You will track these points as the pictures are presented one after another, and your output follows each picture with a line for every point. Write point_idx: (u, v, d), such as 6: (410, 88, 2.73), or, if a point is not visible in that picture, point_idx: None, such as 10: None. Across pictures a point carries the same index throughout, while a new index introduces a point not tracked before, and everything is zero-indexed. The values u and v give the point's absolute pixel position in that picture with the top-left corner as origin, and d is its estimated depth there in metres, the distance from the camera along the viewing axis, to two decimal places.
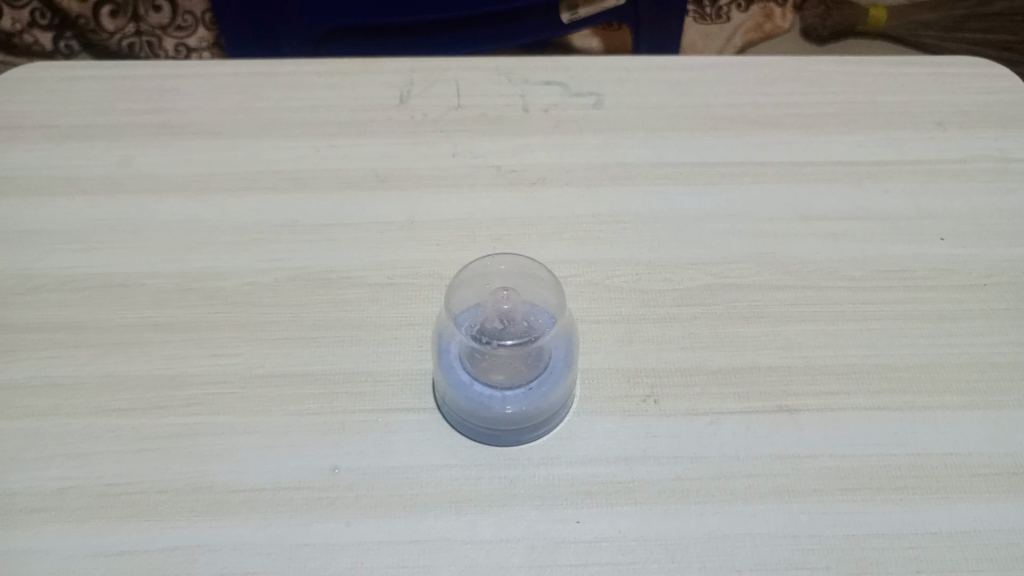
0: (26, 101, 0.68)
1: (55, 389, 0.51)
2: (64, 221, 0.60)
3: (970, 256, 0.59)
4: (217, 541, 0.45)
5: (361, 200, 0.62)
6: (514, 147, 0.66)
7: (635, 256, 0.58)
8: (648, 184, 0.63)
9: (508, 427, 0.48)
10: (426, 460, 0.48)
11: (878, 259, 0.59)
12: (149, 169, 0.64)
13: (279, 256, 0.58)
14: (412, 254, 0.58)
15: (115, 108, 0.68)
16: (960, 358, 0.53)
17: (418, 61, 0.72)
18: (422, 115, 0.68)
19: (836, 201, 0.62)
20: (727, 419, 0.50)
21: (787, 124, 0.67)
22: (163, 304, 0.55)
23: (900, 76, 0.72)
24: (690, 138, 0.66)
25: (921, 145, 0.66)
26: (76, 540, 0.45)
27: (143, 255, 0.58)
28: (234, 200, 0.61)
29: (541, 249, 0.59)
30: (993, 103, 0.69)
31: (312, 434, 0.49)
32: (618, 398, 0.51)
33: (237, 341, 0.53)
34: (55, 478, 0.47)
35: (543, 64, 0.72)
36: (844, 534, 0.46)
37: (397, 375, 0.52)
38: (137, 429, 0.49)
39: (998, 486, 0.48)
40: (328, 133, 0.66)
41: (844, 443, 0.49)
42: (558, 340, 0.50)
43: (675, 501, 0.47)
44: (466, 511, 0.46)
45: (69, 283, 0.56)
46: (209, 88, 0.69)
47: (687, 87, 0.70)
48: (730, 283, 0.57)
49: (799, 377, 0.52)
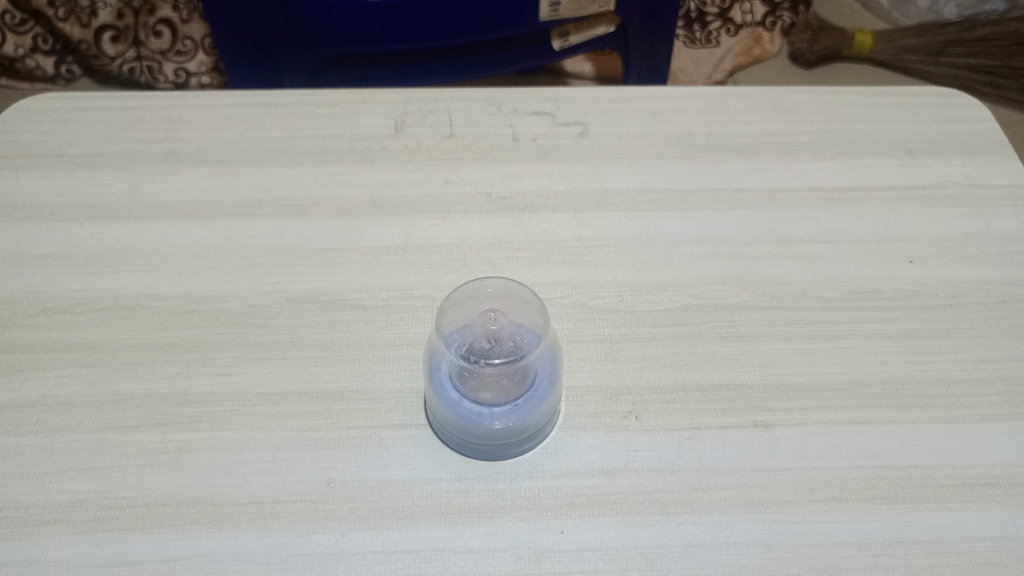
0: (36, 130, 0.71)
1: (65, 406, 0.53)
2: (73, 246, 0.63)
3: (937, 278, 0.62)
4: (220, 550, 0.47)
5: (357, 225, 0.64)
6: (505, 174, 0.69)
7: (618, 279, 0.61)
8: (631, 210, 0.66)
9: (497, 441, 0.50)
10: (418, 473, 0.51)
11: (849, 280, 0.62)
12: (155, 194, 0.67)
13: (279, 279, 0.61)
14: (406, 277, 0.61)
15: (123, 136, 0.71)
16: (926, 374, 0.56)
17: (412, 91, 0.75)
18: (416, 144, 0.71)
19: (810, 226, 0.65)
20: (704, 434, 0.53)
21: (765, 152, 0.71)
22: (168, 325, 0.58)
23: (874, 105, 0.75)
24: (672, 165, 0.69)
25: (892, 171, 0.70)
26: (85, 551, 0.47)
27: (148, 278, 0.61)
28: (236, 226, 0.64)
29: (529, 272, 0.62)
30: (963, 132, 0.73)
31: (311, 449, 0.52)
32: (602, 414, 0.54)
33: (239, 360, 0.56)
34: (65, 491, 0.49)
35: (532, 95, 0.76)
36: (816, 542, 0.48)
37: (391, 393, 0.54)
38: (144, 444, 0.52)
39: (961, 496, 0.50)
40: (327, 161, 0.69)
41: (815, 455, 0.52)
42: (543, 358, 0.53)
43: (654, 511, 0.49)
44: (457, 522, 0.49)
45: (79, 305, 0.59)
46: (213, 117, 0.72)
47: (669, 116, 0.73)
48: (710, 304, 0.60)
49: (774, 394, 0.55)
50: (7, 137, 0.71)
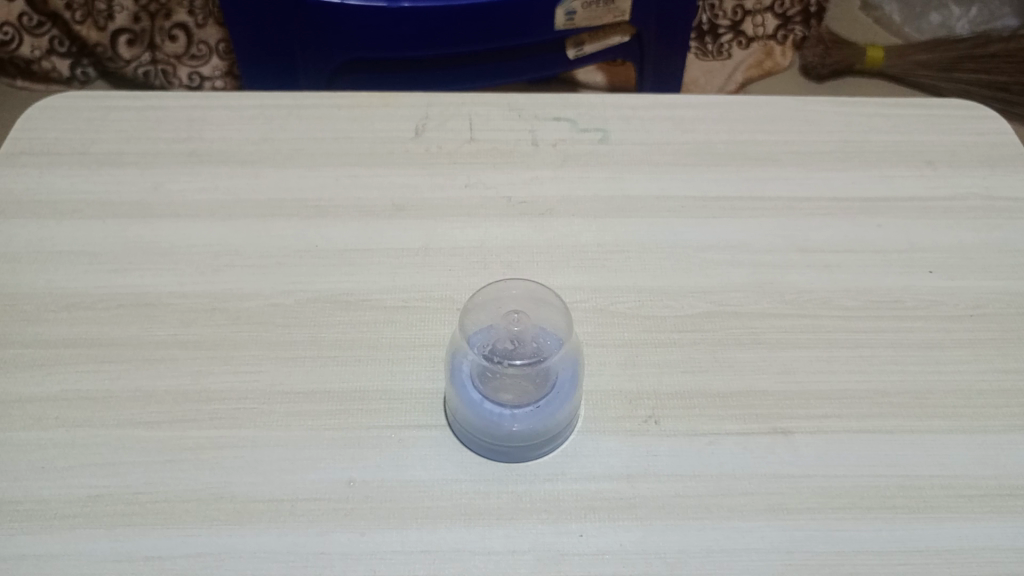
0: (60, 128, 0.72)
1: (86, 401, 0.54)
2: (96, 243, 0.63)
3: (957, 288, 0.62)
4: (240, 547, 0.47)
5: (377, 226, 0.65)
6: (525, 179, 0.69)
7: (638, 284, 0.61)
8: (651, 215, 0.66)
9: (517, 443, 0.50)
10: (438, 474, 0.51)
11: (868, 289, 0.62)
12: (177, 193, 0.67)
13: (300, 279, 0.61)
14: (427, 278, 0.61)
15: (145, 136, 0.71)
16: (946, 385, 0.56)
17: (433, 96, 0.75)
18: (437, 147, 0.71)
19: (829, 236, 0.65)
20: (725, 440, 0.53)
21: (785, 161, 0.71)
22: (190, 322, 0.58)
23: (893, 116, 0.75)
24: (692, 173, 0.70)
25: (912, 182, 0.70)
26: (105, 546, 0.47)
27: (170, 276, 0.61)
28: (257, 226, 0.64)
29: (548, 276, 0.62)
30: (981, 144, 0.73)
31: (331, 449, 0.52)
32: (622, 418, 0.54)
33: (259, 358, 0.56)
34: (85, 486, 0.50)
35: (552, 101, 0.76)
36: (836, 550, 0.48)
37: (412, 393, 0.54)
38: (165, 440, 0.52)
39: (983, 507, 0.50)
40: (348, 163, 0.69)
41: (835, 462, 0.52)
42: (565, 361, 0.53)
43: (674, 515, 0.49)
44: (477, 524, 0.49)
45: (101, 302, 0.59)
46: (235, 118, 0.73)
47: (688, 125, 0.74)
48: (729, 310, 0.60)
49: (794, 401, 0.55)
50: (30, 134, 0.71)
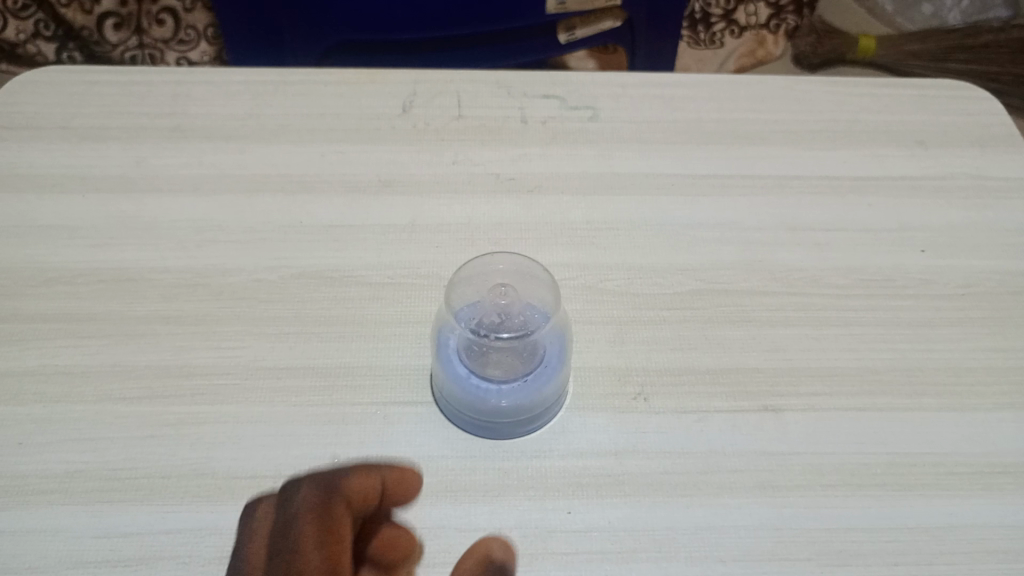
0: (41, 102, 0.70)
1: (65, 376, 0.53)
2: (77, 218, 0.62)
3: (948, 267, 0.61)
4: (221, 524, 0.46)
5: (364, 203, 0.64)
6: (514, 156, 0.68)
7: (627, 261, 0.61)
8: (641, 194, 0.65)
9: (504, 418, 0.50)
10: (423, 450, 0.50)
11: (859, 268, 0.61)
12: (160, 168, 0.66)
13: (284, 255, 0.60)
14: (414, 255, 0.60)
15: (128, 111, 0.70)
16: (937, 363, 0.56)
17: (421, 73, 0.74)
18: (425, 124, 0.70)
19: (820, 215, 0.65)
20: (714, 417, 0.52)
21: (776, 140, 0.70)
22: (172, 298, 0.57)
23: (884, 96, 0.75)
24: (682, 151, 0.69)
25: (903, 161, 0.69)
26: (83, 521, 0.46)
27: (152, 251, 0.60)
28: (242, 202, 0.63)
29: (537, 254, 0.61)
30: (973, 124, 0.72)
31: (315, 425, 0.51)
32: (610, 395, 0.53)
33: (241, 334, 0.55)
34: (63, 462, 0.49)
35: (542, 78, 0.75)
36: (825, 527, 0.48)
37: (398, 369, 0.54)
38: (146, 415, 0.51)
39: (972, 484, 0.50)
40: (334, 139, 0.68)
41: (825, 440, 0.51)
42: (552, 336, 0.52)
43: (662, 492, 0.49)
44: (463, 500, 0.48)
45: (81, 276, 0.58)
46: (220, 93, 0.72)
47: (679, 104, 0.73)
48: (719, 288, 0.59)
49: (783, 379, 0.54)
50: (9, 108, 0.70)
